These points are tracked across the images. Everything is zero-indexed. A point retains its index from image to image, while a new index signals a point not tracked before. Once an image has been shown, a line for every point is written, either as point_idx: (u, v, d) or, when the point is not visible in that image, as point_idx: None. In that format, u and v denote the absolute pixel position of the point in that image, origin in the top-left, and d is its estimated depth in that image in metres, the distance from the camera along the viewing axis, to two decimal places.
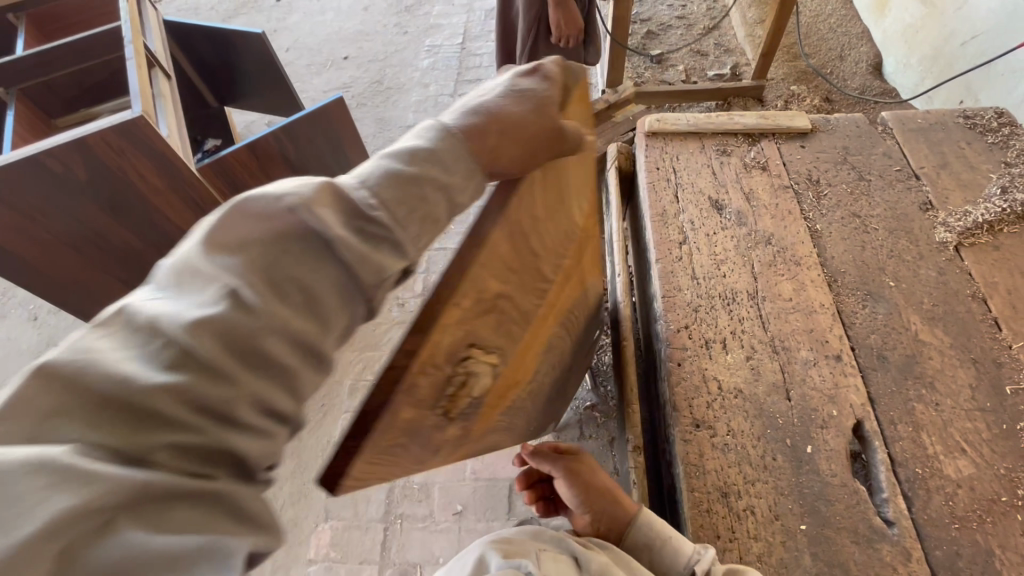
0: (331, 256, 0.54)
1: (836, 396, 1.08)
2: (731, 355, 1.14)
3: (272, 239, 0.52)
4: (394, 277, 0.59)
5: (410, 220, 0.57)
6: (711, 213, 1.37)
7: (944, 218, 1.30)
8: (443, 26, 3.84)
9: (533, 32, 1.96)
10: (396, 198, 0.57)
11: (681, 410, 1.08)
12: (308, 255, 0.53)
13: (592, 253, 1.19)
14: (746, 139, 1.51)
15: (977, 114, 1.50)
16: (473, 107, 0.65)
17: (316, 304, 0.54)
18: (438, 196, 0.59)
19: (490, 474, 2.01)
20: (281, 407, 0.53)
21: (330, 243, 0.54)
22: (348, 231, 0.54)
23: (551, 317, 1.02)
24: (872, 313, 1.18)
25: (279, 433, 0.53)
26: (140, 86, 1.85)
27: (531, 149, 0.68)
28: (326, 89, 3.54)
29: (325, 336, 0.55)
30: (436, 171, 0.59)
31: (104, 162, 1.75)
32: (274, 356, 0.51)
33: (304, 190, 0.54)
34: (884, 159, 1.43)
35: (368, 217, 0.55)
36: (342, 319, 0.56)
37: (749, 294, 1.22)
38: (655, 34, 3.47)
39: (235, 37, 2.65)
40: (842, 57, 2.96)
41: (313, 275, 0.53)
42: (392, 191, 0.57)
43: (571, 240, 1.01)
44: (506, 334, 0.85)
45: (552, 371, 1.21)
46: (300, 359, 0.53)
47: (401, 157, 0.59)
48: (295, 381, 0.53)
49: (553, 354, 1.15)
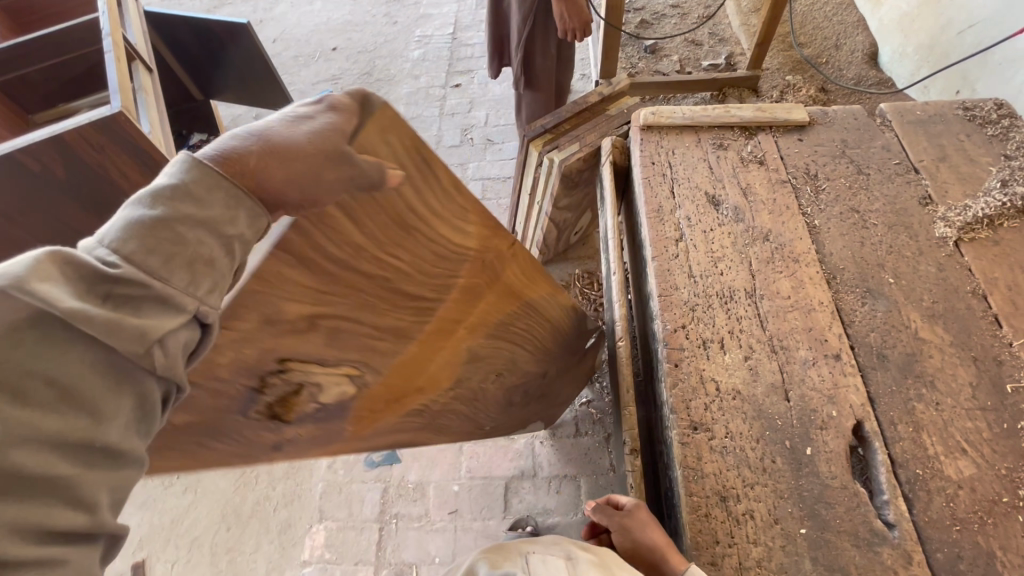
0: (73, 340, 0.54)
1: (835, 396, 1.06)
2: (729, 355, 1.12)
3: (2, 341, 0.52)
4: (170, 336, 0.59)
5: (172, 269, 0.59)
6: (707, 209, 1.34)
7: (943, 213, 1.28)
8: (434, 15, 3.77)
9: (530, 19, 1.89)
10: (143, 255, 0.57)
11: (679, 412, 1.06)
12: (48, 347, 0.53)
13: (518, 276, 1.21)
14: (743, 132, 1.48)
15: (977, 105, 1.48)
16: (237, 139, 0.66)
17: (77, 392, 0.55)
18: (194, 236, 0.60)
19: (485, 472, 1.99)
20: (62, 518, 0.54)
21: (69, 325, 0.54)
22: (92, 304, 0.55)
23: (439, 330, 1.14)
24: (872, 310, 1.16)
25: (68, 547, 0.55)
26: (120, 81, 1.79)
27: (293, 182, 0.68)
28: (314, 81, 3.47)
29: (97, 426, 0.56)
30: (185, 209, 0.60)
31: (84, 161, 1.70)
32: (27, 464, 0.52)
33: (18, 269, 0.52)
34: (883, 152, 1.41)
35: (111, 280, 0.56)
36: (121, 402, 0.58)
37: (747, 292, 1.20)
38: (649, 23, 3.42)
39: (213, 24, 2.58)
40: (837, 47, 2.93)
41: (64, 367, 0.54)
42: (136, 244, 0.57)
43: (443, 262, 1.01)
44: (363, 349, 1.00)
45: (490, 376, 1.41)
46: (70, 459, 0.54)
47: (143, 203, 0.59)
48: (73, 484, 0.55)
49: (484, 363, 1.35)
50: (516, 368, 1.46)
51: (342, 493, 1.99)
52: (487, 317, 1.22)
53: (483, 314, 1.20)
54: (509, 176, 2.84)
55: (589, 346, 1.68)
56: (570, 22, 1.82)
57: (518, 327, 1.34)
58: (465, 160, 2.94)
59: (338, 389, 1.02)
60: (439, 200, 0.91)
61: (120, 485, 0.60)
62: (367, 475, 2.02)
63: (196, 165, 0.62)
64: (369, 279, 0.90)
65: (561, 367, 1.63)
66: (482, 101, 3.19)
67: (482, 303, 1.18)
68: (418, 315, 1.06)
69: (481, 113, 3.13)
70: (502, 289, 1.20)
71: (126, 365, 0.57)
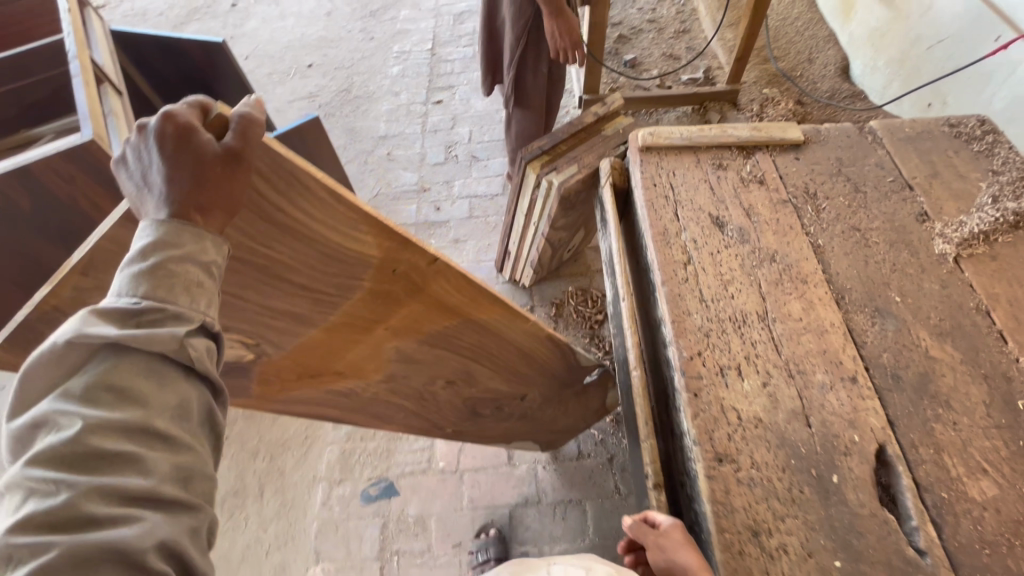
0: (122, 356, 0.74)
1: (855, 421, 1.05)
2: (747, 382, 1.10)
3: (79, 373, 0.73)
4: (188, 336, 0.77)
5: (175, 294, 0.77)
6: (712, 230, 1.33)
7: (941, 230, 1.30)
8: (411, 31, 3.73)
9: (522, 42, 1.89)
10: (158, 288, 0.76)
11: (703, 443, 1.04)
12: (107, 367, 0.73)
13: (438, 289, 1.28)
14: (741, 152, 1.48)
15: (961, 121, 1.52)
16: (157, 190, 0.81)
17: (132, 393, 0.73)
18: (188, 266, 0.78)
19: (488, 501, 1.94)
20: (135, 488, 0.68)
21: (118, 346, 0.73)
22: (128, 328, 0.74)
23: (352, 325, 1.26)
24: (882, 330, 1.17)
25: (145, 513, 0.68)
26: (90, 105, 1.69)
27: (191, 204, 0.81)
28: (291, 98, 3.38)
29: (150, 413, 0.73)
30: (178, 249, 0.78)
31: (53, 193, 1.60)
32: (103, 447, 0.68)
33: (79, 325, 0.74)
34: (877, 170, 1.43)
35: (139, 311, 0.75)
36: (166, 396, 0.75)
37: (759, 315, 1.19)
38: (626, 38, 3.45)
39: (187, 43, 2.46)
40: (810, 61, 3.01)
41: (122, 377, 0.73)
42: (150, 281, 0.76)
43: (336, 266, 1.11)
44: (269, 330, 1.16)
45: (432, 377, 1.52)
46: (134, 442, 0.71)
47: (142, 252, 0.77)
48: (139, 458, 0.70)
49: (422, 368, 1.48)
50: (472, 382, 1.58)
51: (339, 531, 1.91)
52: (409, 323, 1.32)
53: (406, 318, 1.30)
54: (497, 193, 2.80)
55: (588, 382, 1.74)
56: (563, 42, 1.81)
57: (461, 340, 1.44)
58: (450, 177, 2.89)
59: (234, 352, 1.16)
60: (314, 206, 1.00)
61: (180, 462, 0.74)
62: (365, 510, 1.94)
63: (157, 223, 0.79)
64: (260, 268, 1.03)
65: (542, 390, 1.70)
66: (465, 117, 3.16)
67: (400, 308, 1.27)
68: (319, 307, 1.17)
69: (465, 129, 3.10)
70: (425, 300, 1.29)
71: (163, 367, 0.76)
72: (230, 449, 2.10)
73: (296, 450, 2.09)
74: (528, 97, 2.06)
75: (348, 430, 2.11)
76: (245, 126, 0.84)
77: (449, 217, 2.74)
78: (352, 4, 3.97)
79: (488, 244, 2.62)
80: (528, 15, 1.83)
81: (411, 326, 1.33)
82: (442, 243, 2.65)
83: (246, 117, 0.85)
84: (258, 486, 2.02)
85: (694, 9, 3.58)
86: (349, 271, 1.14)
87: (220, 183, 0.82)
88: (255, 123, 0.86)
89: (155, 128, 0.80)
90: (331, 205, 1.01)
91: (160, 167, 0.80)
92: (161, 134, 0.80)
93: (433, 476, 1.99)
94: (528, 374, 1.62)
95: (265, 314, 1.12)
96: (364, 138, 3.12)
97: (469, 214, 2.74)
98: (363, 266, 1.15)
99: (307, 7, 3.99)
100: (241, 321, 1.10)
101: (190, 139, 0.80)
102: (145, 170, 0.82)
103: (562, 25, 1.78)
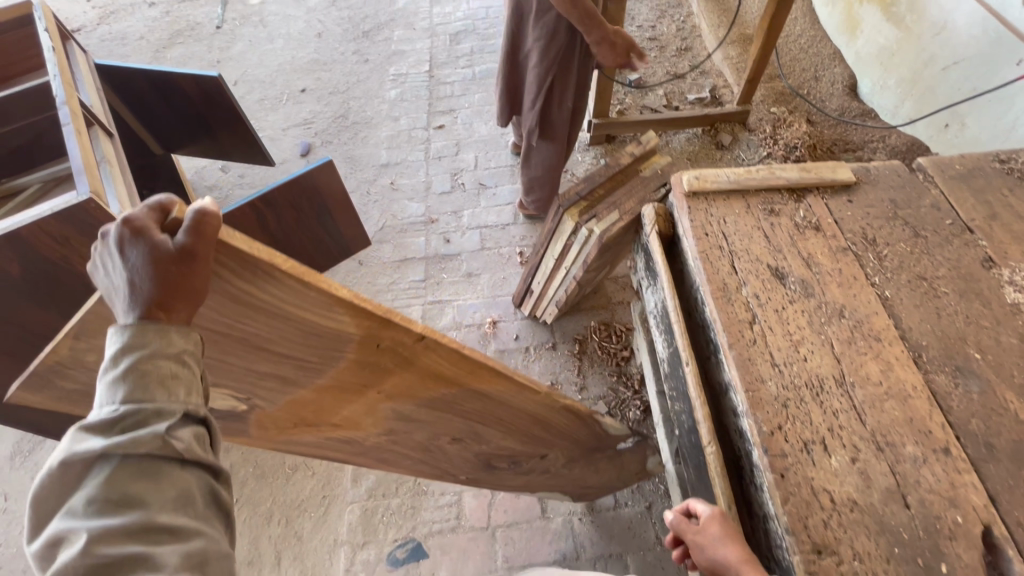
0: (111, 462, 0.67)
1: (955, 498, 0.98)
2: (836, 458, 1.02)
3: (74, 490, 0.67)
4: (177, 426, 0.70)
5: (152, 391, 0.69)
6: (774, 284, 1.26)
7: (1010, 276, 1.24)
8: (407, 52, 3.62)
9: (552, 74, 1.84)
10: (136, 388, 0.69)
11: (798, 533, 0.95)
12: (96, 478, 0.66)
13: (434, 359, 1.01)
14: (790, 195, 1.42)
15: (1011, 156, 1.47)
16: (123, 296, 0.72)
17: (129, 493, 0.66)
18: (167, 361, 0.71)
19: (524, 560, 1.83)
20: None
21: (105, 454, 0.67)
22: (113, 434, 0.67)
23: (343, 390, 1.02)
24: (966, 392, 1.10)
25: None
26: (85, 157, 1.55)
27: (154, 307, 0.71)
28: (285, 125, 3.24)
29: (150, 510, 0.66)
30: (154, 346, 0.71)
31: (46, 257, 1.47)
32: (110, 555, 0.62)
33: (65, 443, 0.68)
34: (934, 212, 1.37)
35: (120, 416, 0.68)
36: (165, 489, 0.68)
37: (836, 380, 1.11)
38: (628, 56, 3.40)
39: (179, 77, 2.31)
40: (817, 78, 2.99)
41: (116, 484, 0.66)
42: (130, 380, 0.69)
43: (311, 337, 0.88)
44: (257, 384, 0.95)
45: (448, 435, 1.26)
46: (141, 542, 0.64)
47: (117, 356, 0.70)
48: (149, 556, 0.64)
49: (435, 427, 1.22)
50: (481, 440, 1.31)
51: None
52: (406, 390, 1.07)
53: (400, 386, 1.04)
54: (508, 222, 2.71)
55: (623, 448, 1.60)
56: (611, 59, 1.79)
57: (464, 407, 1.16)
58: (458, 207, 2.79)
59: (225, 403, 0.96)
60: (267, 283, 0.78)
61: (191, 550, 0.67)
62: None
63: (122, 333, 0.70)
64: (236, 340, 0.85)
65: (564, 450, 1.47)
66: (469, 143, 3.06)
67: (390, 377, 1.02)
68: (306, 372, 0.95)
69: (470, 155, 3.01)
70: (420, 371, 1.03)
71: (157, 465, 0.68)
72: (242, 513, 1.96)
73: (314, 511, 1.96)
74: (553, 128, 2.04)
75: (369, 487, 1.98)
76: (195, 212, 0.69)
77: (460, 249, 2.63)
78: (343, 25, 3.85)
79: (503, 277, 2.52)
80: (556, 50, 1.78)
81: (407, 393, 1.07)
82: (455, 277, 2.54)
83: (199, 204, 0.69)
84: (275, 553, 1.88)
85: (694, 26, 3.54)
86: (326, 344, 0.91)
87: (176, 282, 0.69)
88: (206, 208, 0.69)
89: (113, 235, 0.71)
90: (293, 277, 0.78)
91: (121, 274, 0.71)
92: (117, 240, 0.71)
93: (462, 535, 1.88)
94: (550, 437, 1.38)
95: (249, 375, 0.92)
96: (365, 166, 3.00)
97: (481, 246, 2.64)
98: (342, 339, 0.91)
99: (296, 28, 3.85)
100: (223, 380, 0.92)
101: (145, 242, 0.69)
102: (112, 278, 0.73)
103: (608, 47, 1.75)
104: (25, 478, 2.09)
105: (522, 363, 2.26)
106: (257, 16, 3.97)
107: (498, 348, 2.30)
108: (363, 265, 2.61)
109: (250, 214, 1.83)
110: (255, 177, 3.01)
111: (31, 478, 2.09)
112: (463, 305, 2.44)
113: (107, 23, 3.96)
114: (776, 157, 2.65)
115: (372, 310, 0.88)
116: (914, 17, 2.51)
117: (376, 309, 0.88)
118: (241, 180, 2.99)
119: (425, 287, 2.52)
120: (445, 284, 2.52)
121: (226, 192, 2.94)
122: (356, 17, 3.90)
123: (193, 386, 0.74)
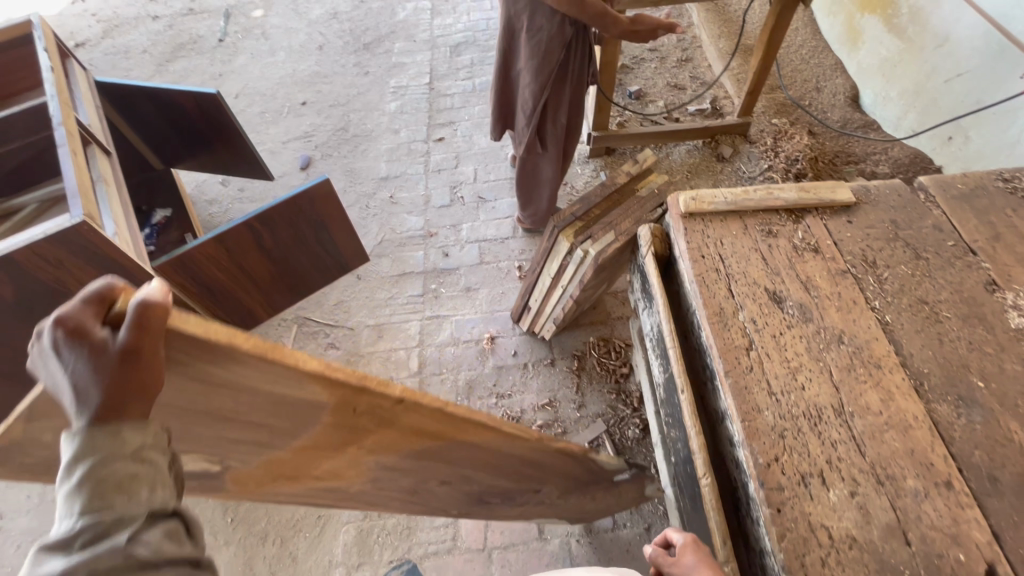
0: None
1: (958, 535, 0.95)
2: (834, 492, 1.00)
3: None
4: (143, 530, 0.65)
5: (111, 497, 0.65)
6: (771, 308, 1.23)
7: (1014, 300, 1.21)
8: (408, 64, 3.63)
9: (547, 90, 1.83)
10: (96, 496, 0.64)
11: (795, 572, 0.92)
12: None
13: (416, 417, 0.93)
14: (789, 216, 1.39)
15: (1015, 175, 1.44)
16: (70, 401, 0.65)
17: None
18: (127, 462, 0.66)
19: None
20: None
21: None
22: (73, 552, 0.63)
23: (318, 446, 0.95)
24: (969, 423, 1.06)
25: None
26: (80, 179, 1.56)
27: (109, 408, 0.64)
28: (285, 139, 3.25)
29: None
30: (111, 448, 0.65)
31: (39, 279, 1.47)
32: None
33: None
34: (936, 233, 1.34)
35: (77, 529, 0.63)
36: None
37: (835, 410, 1.08)
38: (629, 67, 3.38)
39: (179, 95, 2.32)
40: (819, 89, 2.96)
41: None
42: (86, 490, 0.64)
43: (285, 406, 0.79)
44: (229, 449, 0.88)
45: (439, 477, 1.21)
46: None
47: (69, 468, 0.65)
48: None
49: (424, 472, 1.16)
50: (470, 480, 1.26)
51: None
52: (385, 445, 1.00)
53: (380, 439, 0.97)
54: (507, 236, 2.69)
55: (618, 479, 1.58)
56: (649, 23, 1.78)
57: (452, 454, 1.10)
58: (457, 221, 2.78)
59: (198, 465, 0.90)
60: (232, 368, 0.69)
61: None
62: None
63: (78, 442, 0.65)
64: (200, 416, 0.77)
65: (558, 483, 1.43)
66: (468, 155, 3.06)
67: (369, 434, 0.94)
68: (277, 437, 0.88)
69: (469, 168, 3.00)
70: (402, 426, 0.95)
71: None
72: (237, 533, 1.95)
73: (308, 531, 1.94)
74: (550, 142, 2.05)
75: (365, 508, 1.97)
76: (134, 303, 0.60)
77: (459, 264, 2.62)
78: (344, 37, 3.87)
79: (501, 292, 2.51)
80: (550, 68, 1.78)
81: (387, 445, 1.00)
82: (453, 292, 2.53)
83: (140, 291, 0.60)
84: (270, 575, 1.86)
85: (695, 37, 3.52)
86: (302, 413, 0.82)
87: (126, 380, 0.62)
88: (149, 299, 0.60)
89: (47, 339, 0.63)
90: (258, 360, 0.68)
91: (64, 379, 0.64)
92: (52, 344, 0.62)
93: (458, 558, 1.85)
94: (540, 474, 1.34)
95: (225, 443, 0.85)
96: (364, 180, 3.00)
97: (480, 260, 2.63)
98: (317, 408, 0.82)
99: (298, 41, 3.87)
100: (189, 446, 0.84)
101: (86, 342, 0.62)
102: (56, 385, 0.66)
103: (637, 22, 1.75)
104: (22, 496, 2.09)
105: (521, 379, 2.23)
106: (259, 29, 3.99)
107: (495, 365, 2.28)
108: (361, 280, 2.60)
109: (245, 233, 1.83)
110: (255, 191, 3.02)
111: (27, 496, 2.09)
112: (461, 320, 2.43)
113: (112, 37, 4.00)
114: (777, 170, 2.62)
115: (347, 381, 0.77)
116: (917, 28, 2.48)
117: (351, 379, 0.78)
118: (241, 194, 2.99)
119: (423, 302, 2.50)
120: (443, 299, 2.51)
121: (226, 206, 2.95)
122: (356, 30, 3.91)
123: (159, 482, 0.69)
